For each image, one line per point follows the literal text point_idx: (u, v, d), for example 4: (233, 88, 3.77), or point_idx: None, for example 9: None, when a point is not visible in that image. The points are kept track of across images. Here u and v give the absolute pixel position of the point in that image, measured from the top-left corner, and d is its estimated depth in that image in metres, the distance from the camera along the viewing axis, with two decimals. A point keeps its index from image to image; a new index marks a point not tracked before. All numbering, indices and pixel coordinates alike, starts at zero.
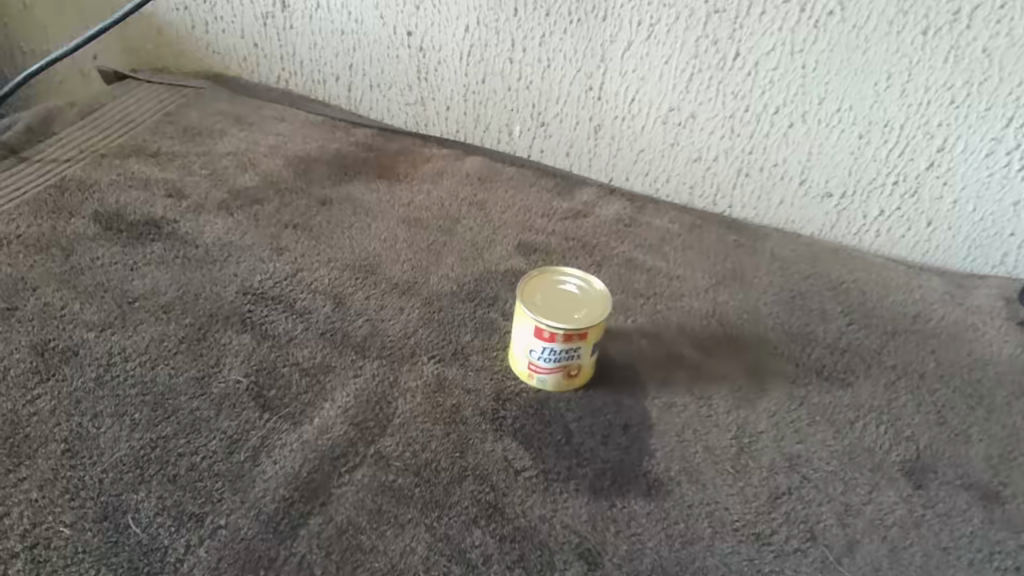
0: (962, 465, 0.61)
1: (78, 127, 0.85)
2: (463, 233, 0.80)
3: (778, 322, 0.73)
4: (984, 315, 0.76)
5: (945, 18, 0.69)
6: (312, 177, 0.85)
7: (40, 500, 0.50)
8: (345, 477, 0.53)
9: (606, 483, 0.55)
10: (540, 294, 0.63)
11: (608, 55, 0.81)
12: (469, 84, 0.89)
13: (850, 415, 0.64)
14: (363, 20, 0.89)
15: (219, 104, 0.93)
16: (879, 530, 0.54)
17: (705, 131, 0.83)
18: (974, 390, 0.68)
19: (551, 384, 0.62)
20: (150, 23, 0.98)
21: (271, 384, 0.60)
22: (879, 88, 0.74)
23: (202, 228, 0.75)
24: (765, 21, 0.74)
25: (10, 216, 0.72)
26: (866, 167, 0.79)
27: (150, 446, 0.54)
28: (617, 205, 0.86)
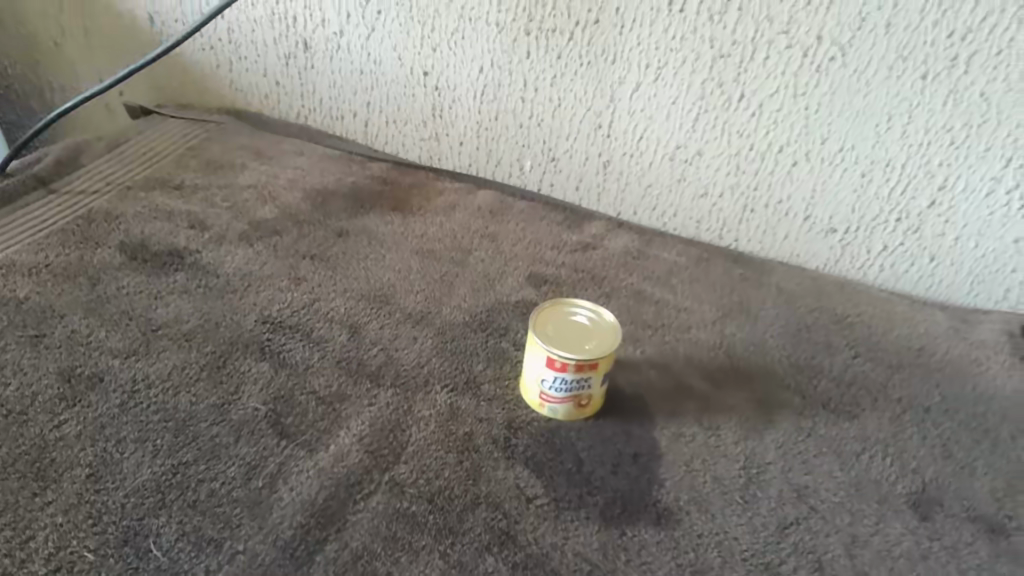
0: (969, 498, 0.61)
1: (106, 160, 0.89)
2: (475, 264, 0.82)
3: (784, 354, 0.74)
4: (989, 350, 0.77)
5: (942, 63, 0.71)
6: (329, 210, 0.87)
7: (64, 523, 0.51)
8: (360, 503, 0.55)
9: (616, 511, 0.56)
10: (552, 326, 0.64)
11: (617, 95, 0.84)
12: (483, 121, 0.92)
13: (857, 447, 0.65)
14: (382, 61, 0.92)
15: (241, 139, 0.97)
16: (886, 561, 0.55)
17: (712, 168, 0.85)
18: (979, 424, 0.69)
19: (562, 414, 0.63)
20: (176, 63, 1.02)
21: (289, 412, 0.61)
22: (880, 130, 0.77)
23: (223, 259, 0.77)
24: (769, 65, 0.77)
25: (39, 246, 0.75)
26: (868, 204, 0.81)
27: (171, 472, 0.55)
28: (625, 237, 0.88)
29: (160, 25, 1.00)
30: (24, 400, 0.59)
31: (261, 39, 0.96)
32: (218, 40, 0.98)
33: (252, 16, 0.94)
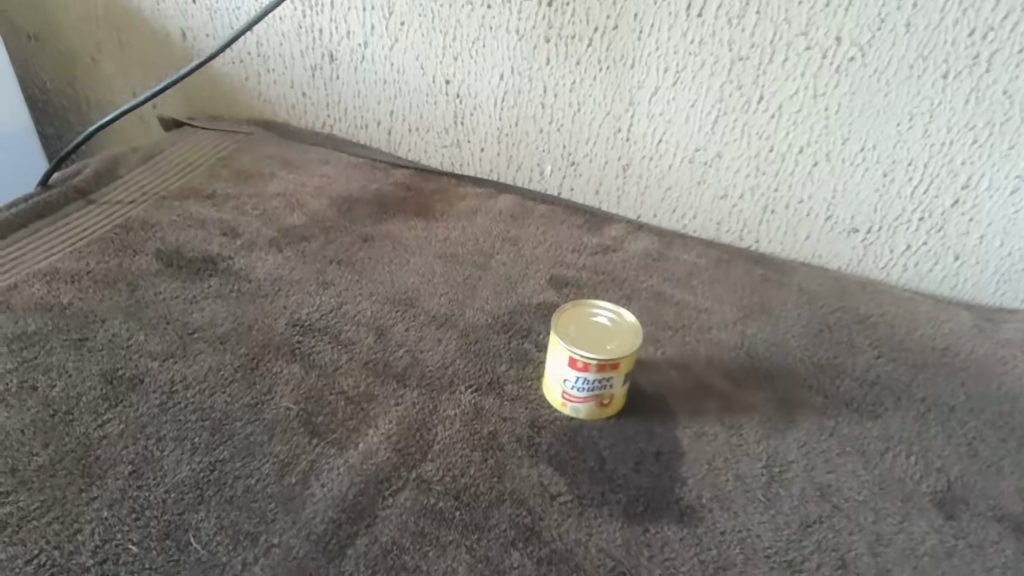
0: (995, 496, 0.61)
1: (141, 170, 0.92)
2: (497, 267, 0.84)
3: (806, 354, 0.74)
4: (1015, 349, 0.76)
5: (964, 62, 0.71)
6: (354, 216, 0.90)
7: (109, 518, 0.53)
8: (389, 499, 0.56)
9: (639, 509, 0.57)
10: (573, 326, 0.66)
11: (636, 99, 0.86)
12: (503, 126, 0.94)
13: (881, 446, 0.65)
14: (405, 71, 0.95)
15: (269, 148, 1.00)
16: (911, 560, 0.55)
17: (731, 170, 0.86)
18: (1005, 423, 0.68)
19: (584, 413, 0.64)
20: (207, 76, 1.05)
21: (319, 411, 0.63)
22: (901, 129, 0.77)
23: (254, 264, 0.80)
24: (788, 67, 0.77)
25: (81, 254, 0.78)
26: (890, 204, 0.81)
27: (209, 469, 0.57)
28: (645, 240, 0.89)
29: (192, 40, 1.03)
30: (70, 401, 0.62)
31: (288, 52, 0.99)
32: (247, 53, 1.01)
33: (279, 30, 0.97)
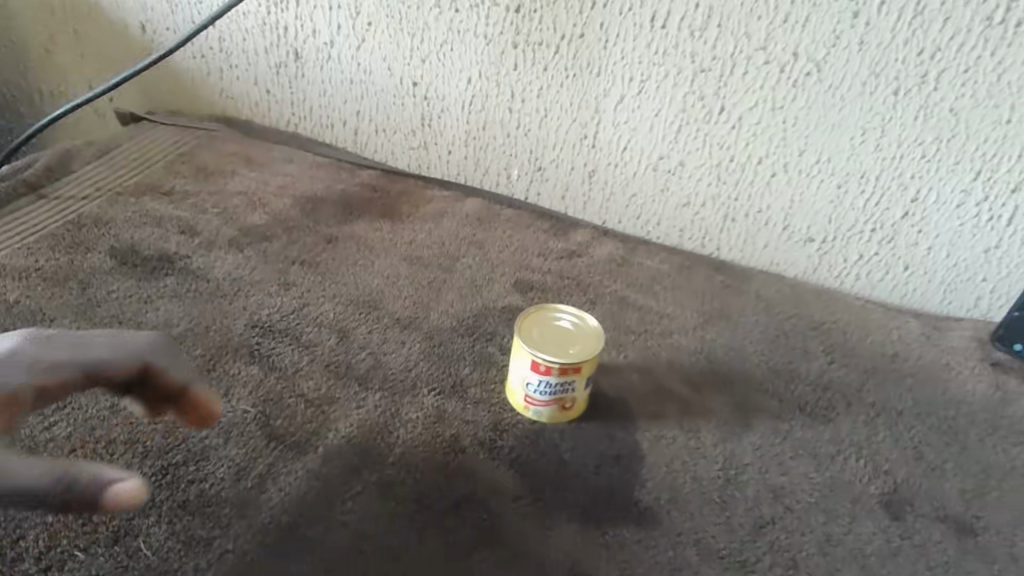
0: (938, 498, 0.64)
1: (96, 165, 0.89)
2: (462, 271, 0.84)
3: (762, 359, 0.76)
4: (959, 356, 0.80)
5: (913, 80, 0.74)
6: (318, 217, 0.89)
7: (55, 523, 0.51)
8: (348, 503, 0.56)
9: (598, 511, 0.58)
10: (537, 330, 0.66)
11: (602, 107, 0.87)
12: (471, 130, 0.94)
13: (832, 449, 0.67)
14: (372, 71, 0.94)
15: (231, 146, 0.98)
16: (858, 560, 0.57)
17: (693, 178, 0.88)
18: (949, 427, 0.71)
19: (546, 417, 0.65)
20: (168, 70, 1.03)
21: (278, 414, 0.62)
22: (854, 143, 0.79)
23: (212, 264, 0.78)
24: (748, 80, 0.79)
25: (29, 250, 0.76)
26: (844, 215, 0.84)
27: (161, 473, 0.56)
28: (609, 245, 0.90)
29: (152, 34, 1.00)
30: None
31: (252, 49, 0.97)
32: (210, 48, 0.99)
33: (243, 26, 0.96)
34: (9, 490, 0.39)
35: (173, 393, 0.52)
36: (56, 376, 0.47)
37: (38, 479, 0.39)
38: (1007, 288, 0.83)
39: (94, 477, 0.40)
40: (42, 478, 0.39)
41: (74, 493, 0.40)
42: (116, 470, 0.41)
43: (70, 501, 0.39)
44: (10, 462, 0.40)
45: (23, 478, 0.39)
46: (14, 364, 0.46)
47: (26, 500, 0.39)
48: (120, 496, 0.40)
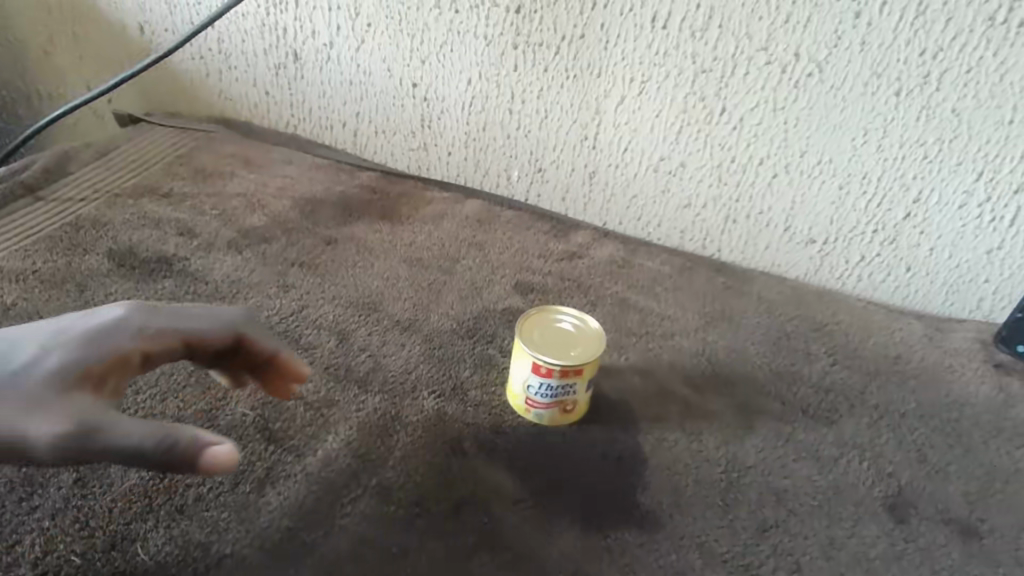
0: (942, 500, 0.63)
1: (94, 167, 0.89)
2: (462, 272, 0.83)
3: (764, 361, 0.76)
4: (962, 358, 0.79)
5: (915, 80, 0.74)
6: (318, 218, 0.88)
7: (51, 528, 0.51)
8: (347, 507, 0.55)
9: (600, 514, 0.57)
10: (538, 331, 0.66)
11: (602, 108, 0.86)
12: (471, 131, 0.94)
13: (835, 452, 0.66)
14: (372, 72, 0.93)
15: (230, 148, 0.98)
16: (862, 563, 0.57)
17: (694, 180, 0.87)
18: (952, 429, 0.71)
19: (547, 419, 0.64)
20: (166, 71, 1.03)
21: (276, 417, 0.62)
22: (856, 144, 0.79)
23: (211, 266, 0.78)
24: (749, 81, 0.79)
25: (26, 252, 0.75)
26: (846, 216, 0.84)
27: (158, 477, 0.55)
28: (610, 247, 0.90)
29: (150, 35, 1.00)
30: None
31: (251, 50, 0.97)
32: (208, 50, 0.99)
33: (242, 27, 0.95)
34: (120, 449, 0.41)
35: (263, 361, 0.54)
36: (163, 342, 0.48)
37: (145, 439, 0.41)
38: (1010, 289, 0.82)
39: (195, 439, 0.42)
40: (148, 438, 0.41)
41: (178, 454, 0.41)
42: (213, 434, 0.43)
43: (174, 461, 0.41)
44: (119, 424, 0.42)
45: (131, 438, 0.41)
46: (123, 328, 0.47)
47: (134, 458, 0.41)
48: (219, 458, 0.42)
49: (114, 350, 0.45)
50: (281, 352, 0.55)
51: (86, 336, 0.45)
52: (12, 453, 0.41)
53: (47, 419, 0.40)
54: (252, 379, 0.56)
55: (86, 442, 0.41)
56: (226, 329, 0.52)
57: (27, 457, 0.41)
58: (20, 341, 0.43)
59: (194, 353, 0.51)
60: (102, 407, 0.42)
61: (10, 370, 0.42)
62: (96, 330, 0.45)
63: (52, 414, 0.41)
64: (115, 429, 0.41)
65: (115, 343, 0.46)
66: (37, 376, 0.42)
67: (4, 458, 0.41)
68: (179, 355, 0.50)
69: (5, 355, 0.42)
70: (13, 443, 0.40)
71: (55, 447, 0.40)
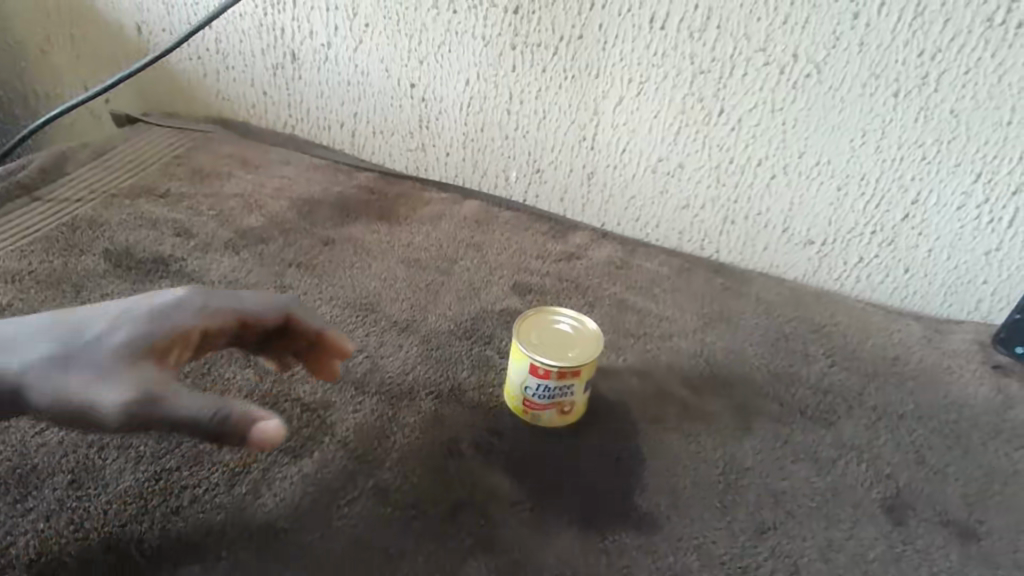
0: (941, 502, 0.63)
1: (91, 167, 0.89)
2: (460, 273, 0.83)
3: (763, 362, 0.76)
4: (960, 359, 0.79)
5: (913, 81, 0.74)
6: (315, 219, 0.88)
7: (46, 530, 0.51)
8: (344, 508, 0.55)
9: (597, 516, 0.57)
10: (535, 333, 0.65)
11: (601, 109, 0.86)
12: (469, 132, 0.94)
13: (833, 453, 0.66)
14: (369, 73, 0.93)
15: (227, 148, 0.97)
16: (860, 565, 0.56)
17: (693, 181, 0.87)
18: (951, 430, 0.71)
19: (544, 421, 0.64)
20: (164, 71, 1.02)
21: None
22: (855, 145, 0.79)
23: (208, 266, 0.78)
24: (747, 82, 0.79)
25: (23, 253, 0.75)
26: (844, 217, 0.83)
27: (154, 478, 0.55)
28: (608, 248, 0.90)
29: (147, 35, 1.00)
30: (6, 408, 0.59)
31: (249, 50, 0.97)
32: (206, 50, 0.98)
33: (240, 27, 0.95)
34: (180, 419, 0.43)
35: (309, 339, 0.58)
36: (219, 318, 0.52)
37: (201, 410, 0.43)
38: (1008, 290, 0.82)
39: (248, 413, 0.44)
40: (205, 410, 0.44)
41: (232, 426, 0.44)
42: (263, 409, 0.45)
43: (227, 432, 0.44)
44: (179, 395, 0.44)
45: (191, 409, 0.43)
46: (183, 305, 0.50)
47: (192, 429, 0.44)
48: (268, 433, 0.44)
49: (176, 324, 0.49)
50: (325, 330, 0.59)
51: (152, 315, 0.48)
52: (86, 420, 0.44)
53: (115, 387, 0.43)
54: (296, 358, 0.60)
55: (150, 411, 0.43)
56: (275, 309, 0.56)
57: (99, 425, 0.44)
58: (91, 317, 0.47)
59: (246, 331, 0.55)
60: (166, 377, 0.45)
61: (83, 342, 0.45)
62: (158, 309, 0.49)
63: (120, 382, 0.44)
64: (175, 400, 0.44)
65: (176, 319, 0.49)
66: (107, 347, 0.45)
67: (80, 425, 0.44)
68: (234, 333, 0.54)
69: (78, 330, 0.46)
70: (85, 410, 0.44)
71: (123, 415, 0.43)
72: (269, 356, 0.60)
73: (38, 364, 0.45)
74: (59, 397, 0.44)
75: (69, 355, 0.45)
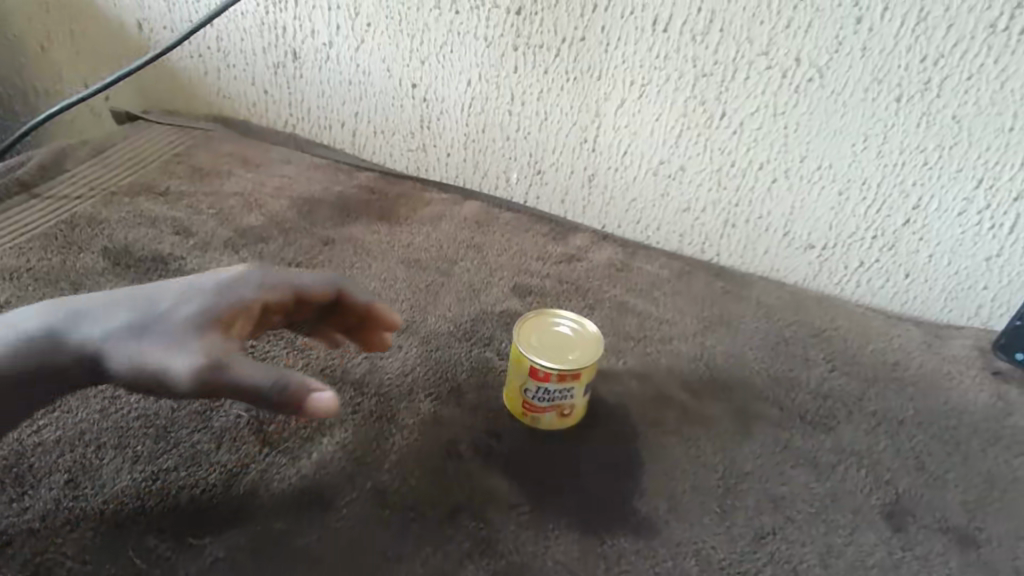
0: (940, 508, 0.63)
1: (91, 164, 0.88)
2: (460, 274, 0.83)
3: (763, 366, 0.75)
4: (961, 364, 0.79)
5: (916, 87, 0.73)
6: (315, 219, 0.88)
7: (42, 529, 0.50)
8: (342, 510, 0.55)
9: (597, 519, 0.57)
10: (535, 336, 0.65)
11: (602, 111, 0.86)
12: (470, 132, 0.93)
13: (832, 458, 0.66)
14: (371, 73, 0.93)
15: (228, 146, 0.97)
16: (859, 571, 0.56)
17: (694, 184, 0.87)
18: (950, 436, 0.71)
19: (544, 424, 0.64)
20: (164, 69, 1.02)
21: (271, 419, 0.61)
22: (856, 150, 0.79)
23: (207, 265, 0.77)
24: (750, 86, 0.79)
25: (21, 250, 0.75)
26: (845, 221, 0.83)
27: (151, 478, 0.55)
28: (609, 250, 0.90)
29: (148, 32, 1.00)
30: None
31: (250, 48, 0.96)
32: (207, 48, 0.98)
33: (241, 25, 0.95)
34: (245, 387, 0.45)
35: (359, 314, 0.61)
36: (278, 293, 0.54)
37: (266, 380, 0.46)
38: (1009, 296, 0.82)
39: (306, 384, 0.46)
40: (269, 380, 0.46)
41: (293, 395, 0.46)
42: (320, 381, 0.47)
43: (288, 401, 0.46)
44: (246, 364, 0.46)
45: (256, 378, 0.45)
46: (245, 280, 0.53)
47: (257, 397, 0.46)
48: (324, 405, 0.46)
49: (239, 297, 0.51)
50: (372, 304, 0.61)
51: (219, 288, 0.51)
52: (162, 385, 0.46)
53: (187, 353, 0.46)
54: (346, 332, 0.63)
55: (219, 378, 0.45)
56: (327, 284, 0.58)
57: (173, 389, 0.46)
58: (164, 291, 0.50)
59: (303, 305, 0.57)
60: (231, 347, 0.48)
61: (156, 314, 0.48)
62: (224, 283, 0.52)
63: (189, 350, 0.46)
64: (240, 368, 0.46)
65: (242, 291, 0.52)
66: (180, 317, 0.48)
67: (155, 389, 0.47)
68: (290, 308, 0.56)
69: (152, 301, 0.49)
70: (159, 376, 0.46)
71: (195, 380, 0.45)
72: (317, 332, 0.63)
73: (118, 333, 0.47)
74: (138, 362, 0.46)
75: (145, 325, 0.47)
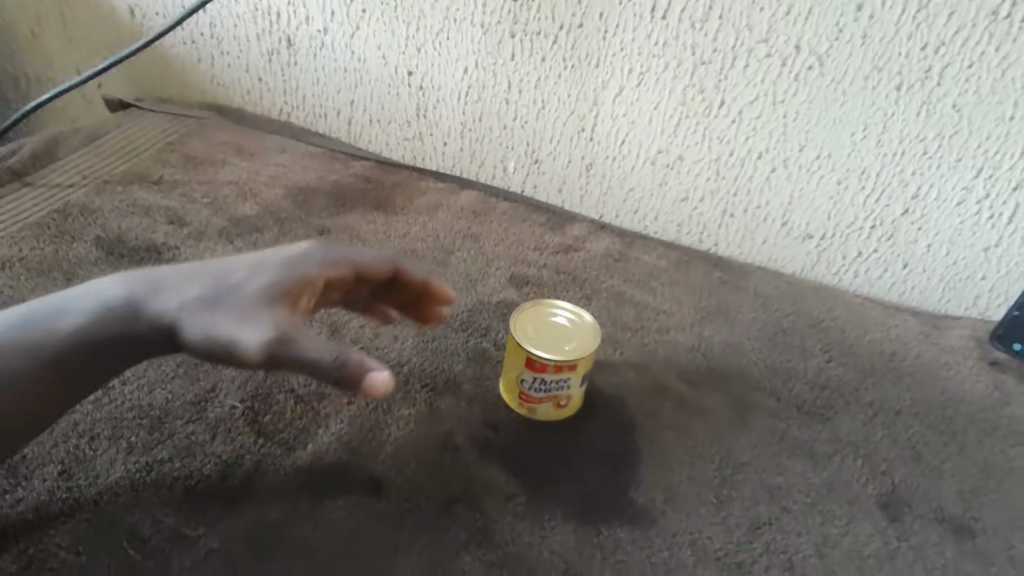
0: (936, 498, 0.63)
1: (83, 153, 0.87)
2: (457, 264, 0.82)
3: (760, 357, 0.75)
4: (958, 355, 0.79)
5: (916, 75, 0.73)
6: (311, 208, 0.87)
7: (36, 521, 0.50)
8: (337, 502, 0.54)
9: (593, 510, 0.57)
10: (533, 326, 0.65)
11: (600, 100, 0.85)
12: (467, 121, 0.92)
13: (829, 449, 0.66)
14: (366, 60, 0.92)
15: (222, 135, 0.96)
16: (854, 561, 0.56)
17: (692, 173, 0.86)
18: (947, 427, 0.71)
19: (540, 414, 0.64)
20: (157, 56, 1.01)
21: (266, 410, 0.61)
22: (856, 139, 0.78)
23: (201, 255, 0.77)
24: (749, 74, 0.78)
25: (13, 239, 0.74)
26: (844, 211, 0.83)
27: (145, 469, 0.55)
28: (606, 240, 0.89)
29: (141, 18, 0.98)
30: None
31: (244, 35, 0.95)
32: (200, 34, 0.97)
33: (234, 11, 0.93)
34: (306, 361, 0.44)
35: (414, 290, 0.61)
36: (339, 270, 0.55)
37: (327, 355, 0.44)
38: (1007, 286, 0.82)
39: (364, 361, 0.45)
40: (330, 354, 0.44)
41: (351, 371, 0.44)
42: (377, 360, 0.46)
43: (348, 377, 0.44)
44: (308, 339, 0.45)
45: (316, 352, 0.44)
46: (309, 256, 0.54)
47: (318, 373, 0.44)
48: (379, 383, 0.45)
49: (302, 273, 0.52)
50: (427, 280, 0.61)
51: (284, 264, 0.52)
52: (230, 357, 0.46)
53: (255, 325, 0.46)
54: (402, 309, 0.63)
55: (282, 351, 0.45)
56: (385, 262, 0.59)
57: (240, 360, 0.46)
58: (235, 266, 0.51)
59: (362, 281, 0.58)
60: (296, 322, 0.48)
61: (228, 286, 0.49)
62: (289, 260, 0.53)
63: (258, 322, 0.46)
64: (304, 342, 0.45)
65: (305, 267, 0.53)
66: (249, 290, 0.49)
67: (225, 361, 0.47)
68: (349, 284, 0.57)
69: (224, 275, 0.50)
70: (228, 348, 0.46)
71: (261, 351, 0.45)
72: (372, 310, 0.63)
73: (192, 304, 0.49)
74: (210, 332, 0.47)
75: (216, 298, 0.49)
